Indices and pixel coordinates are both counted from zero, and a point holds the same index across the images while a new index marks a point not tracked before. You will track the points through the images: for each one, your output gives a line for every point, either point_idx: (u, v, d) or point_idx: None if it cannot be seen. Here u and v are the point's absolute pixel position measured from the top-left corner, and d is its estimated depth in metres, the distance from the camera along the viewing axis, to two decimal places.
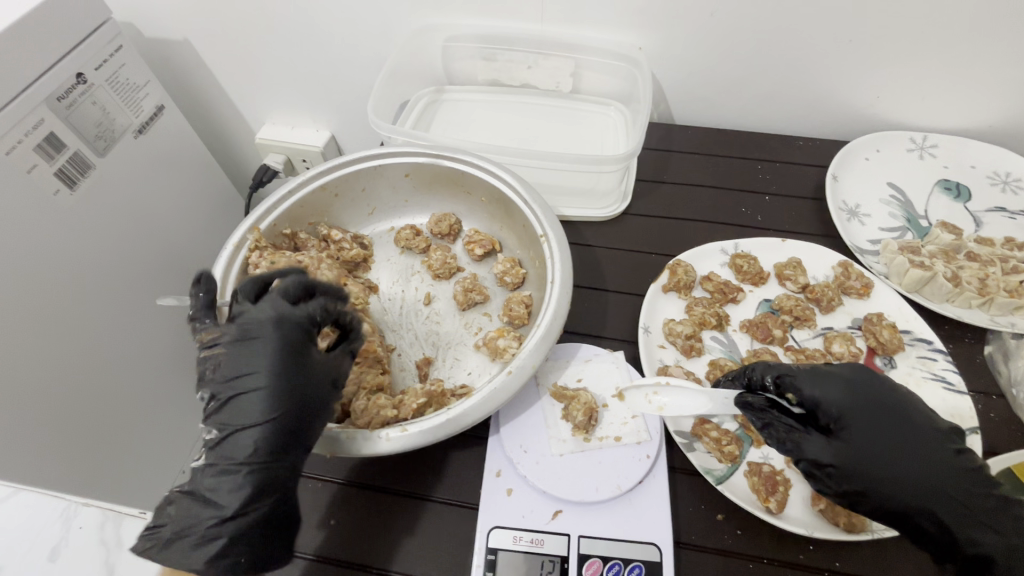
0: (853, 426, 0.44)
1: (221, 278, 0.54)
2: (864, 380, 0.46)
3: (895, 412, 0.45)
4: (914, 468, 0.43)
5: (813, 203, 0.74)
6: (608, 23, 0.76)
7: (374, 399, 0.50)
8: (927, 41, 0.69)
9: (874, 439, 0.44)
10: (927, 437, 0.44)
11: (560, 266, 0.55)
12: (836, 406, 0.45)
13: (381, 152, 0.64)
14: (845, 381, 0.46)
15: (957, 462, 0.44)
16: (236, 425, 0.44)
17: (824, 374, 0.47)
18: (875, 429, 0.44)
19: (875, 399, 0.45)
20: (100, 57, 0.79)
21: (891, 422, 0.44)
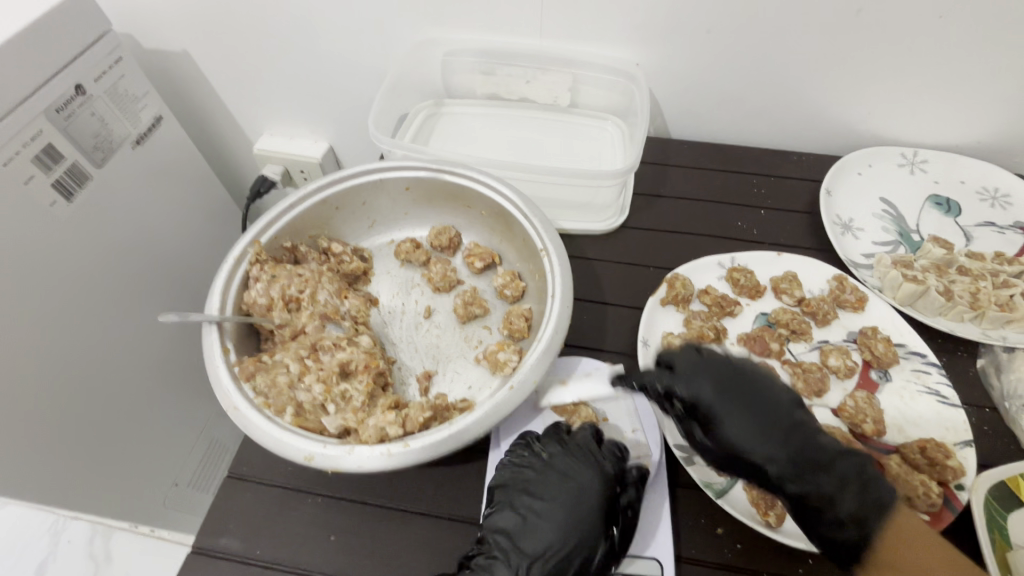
0: (726, 419, 0.47)
1: (221, 293, 0.54)
2: (721, 368, 0.49)
3: (752, 394, 0.48)
4: (783, 449, 0.46)
5: (807, 217, 0.75)
6: (605, 40, 0.77)
7: (386, 415, 0.49)
8: (916, 59, 0.71)
9: (740, 428, 0.47)
10: (787, 409, 0.48)
11: (560, 280, 0.55)
12: (707, 403, 0.48)
13: (382, 167, 0.65)
14: (706, 369, 0.49)
15: (813, 432, 0.47)
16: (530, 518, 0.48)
17: (693, 373, 0.49)
18: (737, 417, 0.47)
19: (736, 386, 0.48)
20: (99, 68, 0.79)
21: (753, 404, 0.47)
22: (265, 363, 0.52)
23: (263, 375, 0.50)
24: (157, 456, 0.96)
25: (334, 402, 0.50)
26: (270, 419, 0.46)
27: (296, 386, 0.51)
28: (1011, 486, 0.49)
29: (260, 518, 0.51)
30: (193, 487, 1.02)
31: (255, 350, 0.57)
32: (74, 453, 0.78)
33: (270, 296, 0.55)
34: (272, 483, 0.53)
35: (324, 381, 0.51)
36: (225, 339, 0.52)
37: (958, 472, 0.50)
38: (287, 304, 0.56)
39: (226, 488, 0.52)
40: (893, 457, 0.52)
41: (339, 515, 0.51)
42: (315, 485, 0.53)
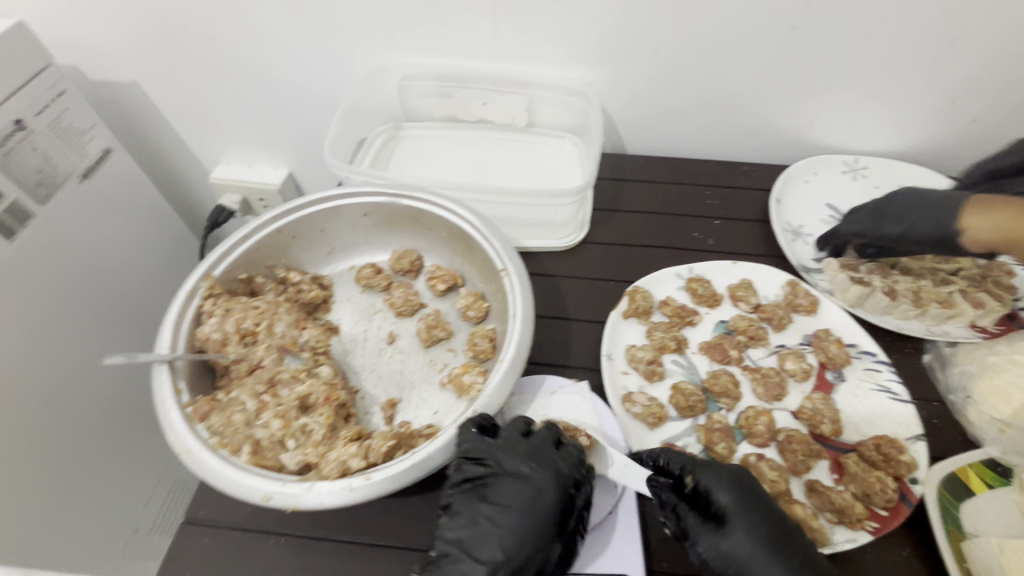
0: (725, 497, 0.46)
1: (173, 329, 0.52)
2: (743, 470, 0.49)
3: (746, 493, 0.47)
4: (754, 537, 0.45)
5: (760, 225, 0.77)
6: (557, 61, 0.79)
7: (348, 446, 0.47)
8: (851, 71, 0.75)
9: (738, 504, 0.46)
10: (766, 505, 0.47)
11: (521, 299, 0.55)
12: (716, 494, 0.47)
13: (340, 193, 0.64)
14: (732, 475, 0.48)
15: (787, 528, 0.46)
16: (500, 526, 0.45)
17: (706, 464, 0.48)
18: (736, 508, 0.46)
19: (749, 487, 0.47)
20: (39, 103, 0.77)
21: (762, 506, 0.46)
22: (221, 401, 0.50)
23: (219, 413, 0.49)
24: (114, 502, 0.91)
25: (294, 438, 0.48)
26: (226, 460, 0.45)
27: (253, 423, 0.49)
28: (959, 478, 0.52)
29: (220, 563, 0.49)
30: (156, 531, 0.97)
31: (210, 387, 0.54)
32: (25, 506, 0.73)
33: (225, 330, 0.53)
34: (231, 525, 0.51)
35: (282, 416, 0.49)
36: (177, 378, 0.50)
37: (911, 467, 0.52)
38: (243, 338, 0.54)
39: (182, 535, 0.50)
40: (850, 456, 0.54)
41: (304, 554, 0.49)
42: (277, 524, 0.51)
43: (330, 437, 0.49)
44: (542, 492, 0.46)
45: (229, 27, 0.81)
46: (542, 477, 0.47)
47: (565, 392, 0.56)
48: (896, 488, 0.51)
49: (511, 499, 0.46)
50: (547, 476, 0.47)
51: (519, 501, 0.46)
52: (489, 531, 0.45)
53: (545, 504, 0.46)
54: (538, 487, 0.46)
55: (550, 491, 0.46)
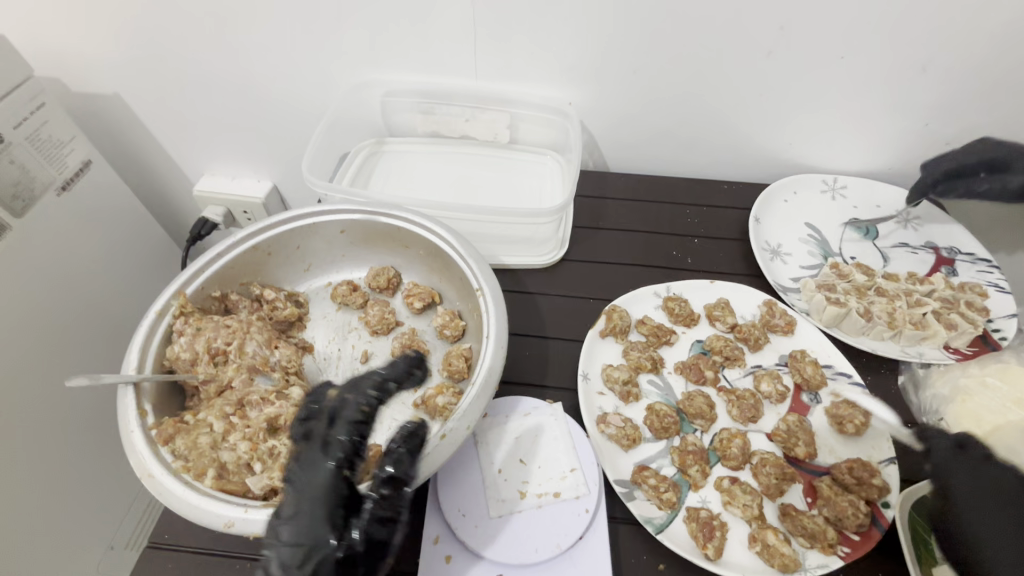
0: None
1: (140, 349, 0.52)
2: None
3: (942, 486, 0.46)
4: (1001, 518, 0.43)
5: (739, 244, 0.78)
6: (539, 80, 0.80)
7: None
8: (827, 93, 0.76)
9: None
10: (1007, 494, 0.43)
11: (495, 319, 0.55)
12: None
13: (316, 211, 0.64)
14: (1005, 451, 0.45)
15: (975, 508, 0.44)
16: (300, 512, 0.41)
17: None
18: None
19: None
20: (17, 115, 0.76)
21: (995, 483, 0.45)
22: (187, 424, 0.49)
23: (184, 436, 0.48)
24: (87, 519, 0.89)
25: (260, 461, 0.48)
26: (189, 484, 0.44)
27: (219, 446, 0.49)
28: (929, 502, 0.52)
29: None
30: (130, 549, 0.96)
31: (179, 408, 0.54)
32: None
33: (194, 350, 0.53)
34: (197, 549, 0.50)
35: (250, 438, 0.49)
36: (143, 400, 0.49)
37: (883, 490, 0.52)
38: (213, 357, 0.54)
39: (145, 561, 0.49)
40: (825, 479, 0.54)
41: None
42: (244, 548, 0.50)
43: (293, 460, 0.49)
44: (316, 474, 0.42)
45: (212, 42, 0.82)
46: (321, 456, 0.43)
47: (537, 414, 0.55)
48: (869, 513, 0.50)
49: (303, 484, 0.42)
50: (319, 455, 0.43)
51: (311, 486, 0.42)
52: (296, 519, 0.40)
53: (320, 485, 0.42)
54: (314, 468, 0.43)
55: (322, 471, 0.43)
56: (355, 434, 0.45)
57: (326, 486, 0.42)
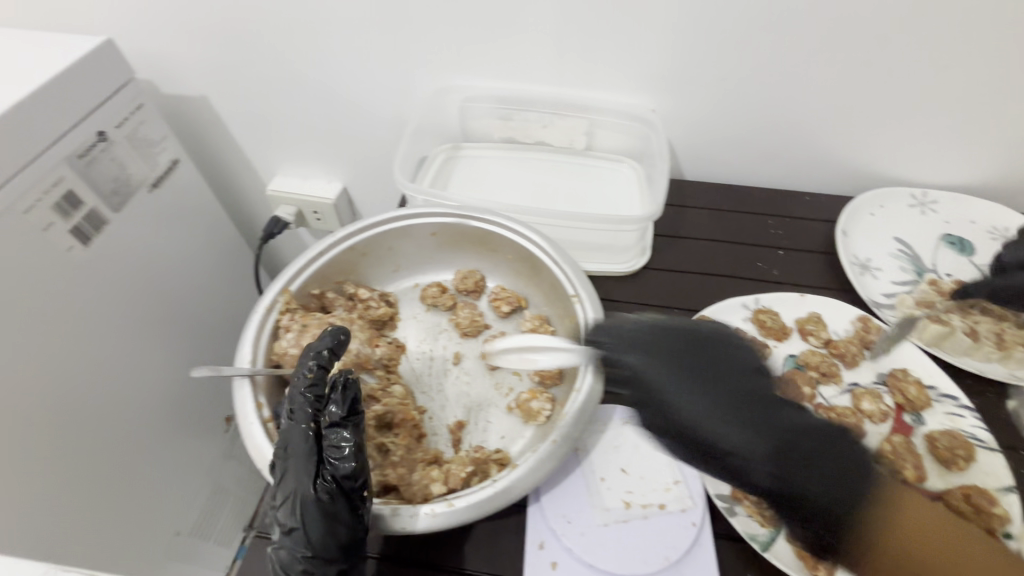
0: None
1: (253, 343, 0.54)
2: None
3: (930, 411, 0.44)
4: None
5: (825, 257, 0.76)
6: (621, 87, 0.79)
7: (428, 470, 0.49)
8: (923, 104, 0.73)
9: None
10: None
11: (596, 327, 0.55)
12: None
13: (410, 213, 0.65)
14: None
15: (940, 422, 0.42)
16: (288, 474, 0.44)
17: None
18: None
19: None
20: (120, 116, 0.80)
21: None
22: None
23: None
24: (159, 505, 0.92)
25: (372, 457, 0.51)
26: None
27: None
28: None
29: None
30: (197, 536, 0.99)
31: None
32: (81, 505, 0.75)
33: (301, 347, 0.54)
34: None
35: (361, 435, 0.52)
36: (258, 394, 0.51)
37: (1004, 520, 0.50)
38: None
39: (252, 550, 0.50)
40: (937, 504, 0.51)
41: None
42: None
43: (404, 460, 0.51)
44: (290, 441, 0.45)
45: (299, 48, 0.84)
46: (291, 425, 0.46)
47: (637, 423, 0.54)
48: (986, 543, 0.48)
49: (288, 446, 0.45)
50: (291, 426, 0.46)
51: (292, 448, 0.45)
52: (287, 483, 0.44)
53: (296, 451, 0.44)
54: (287, 436, 0.45)
55: (296, 438, 0.45)
56: (310, 399, 0.47)
57: (298, 439, 0.45)
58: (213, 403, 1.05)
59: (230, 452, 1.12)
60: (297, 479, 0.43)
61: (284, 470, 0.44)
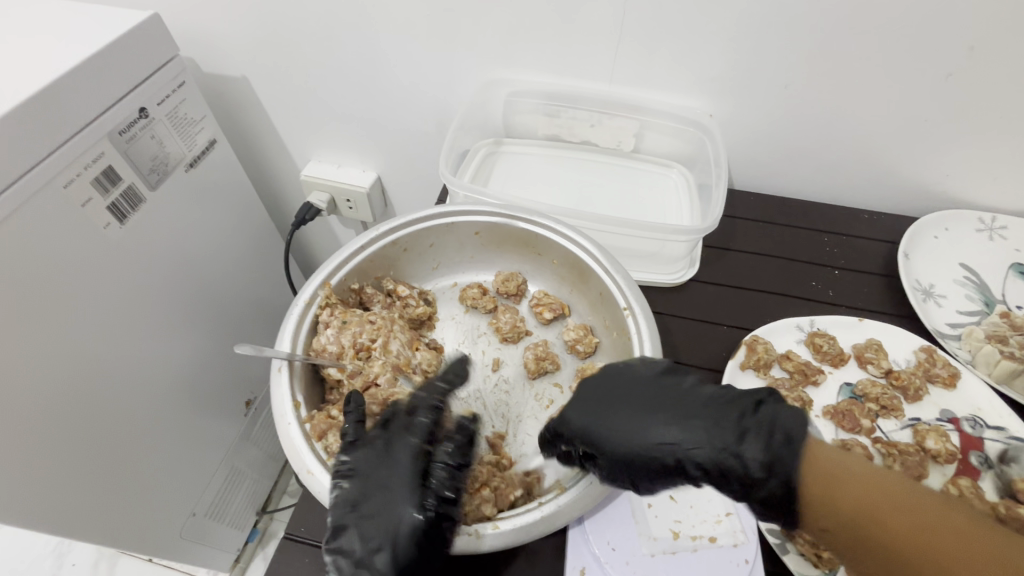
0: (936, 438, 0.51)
1: (292, 334, 0.52)
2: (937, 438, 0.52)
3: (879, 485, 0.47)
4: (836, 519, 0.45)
5: (885, 280, 0.72)
6: (678, 89, 0.76)
7: (481, 493, 0.45)
8: (1004, 126, 0.69)
9: None
10: None
11: (649, 343, 0.52)
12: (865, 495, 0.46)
13: (456, 211, 0.63)
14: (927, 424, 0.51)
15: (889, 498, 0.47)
16: (379, 500, 0.43)
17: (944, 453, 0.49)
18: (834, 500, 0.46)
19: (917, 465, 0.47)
20: (162, 92, 0.79)
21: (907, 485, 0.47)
22: (336, 419, 0.49)
23: (336, 434, 0.48)
24: (178, 486, 0.92)
25: None
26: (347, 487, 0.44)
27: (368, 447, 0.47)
28: None
29: None
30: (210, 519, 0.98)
31: (319, 398, 0.54)
32: (102, 483, 0.75)
33: (341, 344, 0.52)
34: None
35: None
36: (296, 390, 0.49)
37: None
38: (358, 352, 0.53)
39: (279, 551, 0.48)
40: None
41: None
42: None
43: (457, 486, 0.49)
44: (398, 464, 0.45)
45: (345, 32, 0.82)
46: (399, 448, 0.46)
47: None
48: None
49: (389, 470, 0.45)
50: (400, 449, 0.46)
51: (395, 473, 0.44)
52: (385, 509, 0.43)
53: (405, 475, 0.44)
54: (394, 457, 0.45)
55: (404, 462, 0.45)
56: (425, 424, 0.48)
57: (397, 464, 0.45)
58: (235, 386, 1.05)
59: (249, 436, 1.12)
60: (396, 509, 0.43)
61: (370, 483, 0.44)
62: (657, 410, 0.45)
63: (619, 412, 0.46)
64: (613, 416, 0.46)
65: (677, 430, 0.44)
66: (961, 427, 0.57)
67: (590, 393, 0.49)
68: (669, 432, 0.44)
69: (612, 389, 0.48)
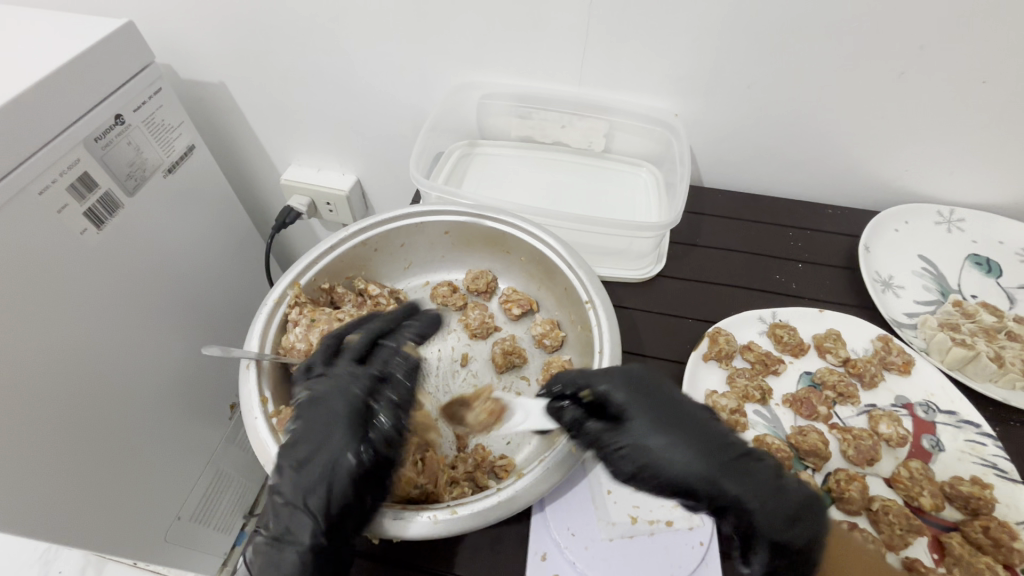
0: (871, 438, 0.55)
1: (261, 333, 0.53)
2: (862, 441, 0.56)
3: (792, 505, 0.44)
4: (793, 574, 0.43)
5: (846, 272, 0.74)
6: (644, 90, 0.78)
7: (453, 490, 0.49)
8: (957, 122, 0.71)
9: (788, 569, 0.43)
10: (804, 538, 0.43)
11: (608, 334, 0.54)
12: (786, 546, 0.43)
13: (424, 211, 0.64)
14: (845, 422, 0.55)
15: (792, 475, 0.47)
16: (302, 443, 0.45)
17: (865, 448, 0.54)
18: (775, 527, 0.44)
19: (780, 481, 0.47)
20: (139, 98, 0.80)
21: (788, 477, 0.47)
22: None
23: None
24: (161, 489, 0.93)
25: None
26: None
27: None
28: None
29: None
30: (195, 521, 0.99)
31: (289, 395, 0.55)
32: (85, 486, 0.75)
33: (309, 341, 0.54)
34: None
35: None
36: (263, 386, 0.50)
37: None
38: None
39: (250, 544, 0.49)
40: (953, 536, 0.50)
41: None
42: None
43: (425, 469, 0.50)
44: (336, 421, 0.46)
45: (320, 38, 0.83)
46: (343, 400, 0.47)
47: None
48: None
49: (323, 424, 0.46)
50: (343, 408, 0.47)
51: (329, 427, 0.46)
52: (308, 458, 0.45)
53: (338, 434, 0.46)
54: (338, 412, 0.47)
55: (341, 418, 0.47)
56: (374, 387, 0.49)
57: (346, 440, 0.45)
58: (219, 389, 1.06)
59: (233, 439, 1.12)
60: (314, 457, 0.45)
61: (320, 443, 0.45)
62: (697, 456, 0.43)
63: (659, 433, 0.44)
64: (656, 441, 0.44)
65: (713, 471, 0.43)
66: (915, 412, 0.59)
67: (672, 413, 0.46)
68: (700, 465, 0.43)
69: (684, 417, 0.45)
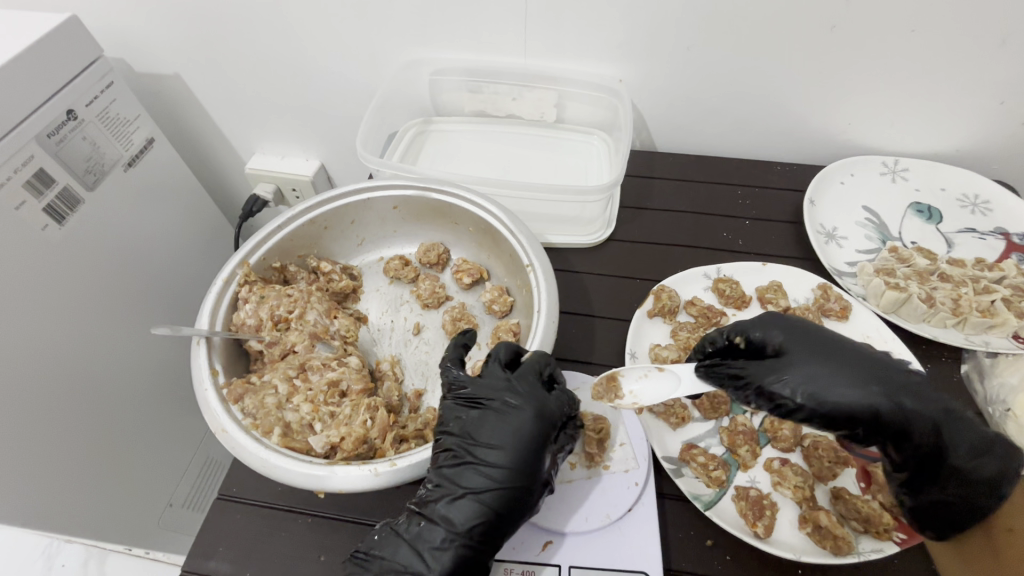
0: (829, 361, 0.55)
1: (210, 311, 0.55)
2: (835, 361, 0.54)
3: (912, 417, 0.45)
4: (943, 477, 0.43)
5: (792, 226, 0.76)
6: (590, 56, 0.78)
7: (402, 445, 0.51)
8: (893, 72, 0.72)
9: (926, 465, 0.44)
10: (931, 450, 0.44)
11: (546, 294, 0.56)
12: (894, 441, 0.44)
13: (371, 186, 0.66)
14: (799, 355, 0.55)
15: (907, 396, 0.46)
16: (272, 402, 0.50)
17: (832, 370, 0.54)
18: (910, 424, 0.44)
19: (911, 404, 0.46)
20: (91, 93, 0.80)
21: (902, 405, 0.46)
22: (254, 384, 0.53)
23: (252, 396, 0.51)
24: (149, 478, 0.95)
25: (321, 421, 0.51)
26: (258, 440, 0.47)
27: (283, 406, 0.52)
28: None
29: (250, 537, 0.50)
30: (189, 507, 1.01)
31: (244, 369, 0.57)
32: (68, 475, 0.77)
33: (258, 317, 0.56)
34: (263, 503, 0.52)
35: (311, 401, 0.52)
36: (213, 358, 0.53)
37: None
38: (276, 324, 0.57)
39: (215, 510, 0.52)
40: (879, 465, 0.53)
41: (328, 535, 0.50)
42: (306, 505, 0.52)
43: (375, 424, 0.51)
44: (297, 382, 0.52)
45: (267, 22, 0.83)
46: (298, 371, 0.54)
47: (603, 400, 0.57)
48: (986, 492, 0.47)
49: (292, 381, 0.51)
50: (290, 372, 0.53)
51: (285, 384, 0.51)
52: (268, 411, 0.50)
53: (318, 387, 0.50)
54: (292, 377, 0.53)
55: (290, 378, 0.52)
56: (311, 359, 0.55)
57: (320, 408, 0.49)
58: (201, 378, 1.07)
59: None
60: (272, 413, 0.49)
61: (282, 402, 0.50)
62: (836, 376, 0.46)
63: (827, 357, 0.47)
64: (808, 371, 0.46)
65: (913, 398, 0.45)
66: None
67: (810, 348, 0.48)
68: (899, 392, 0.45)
69: (837, 351, 0.48)
